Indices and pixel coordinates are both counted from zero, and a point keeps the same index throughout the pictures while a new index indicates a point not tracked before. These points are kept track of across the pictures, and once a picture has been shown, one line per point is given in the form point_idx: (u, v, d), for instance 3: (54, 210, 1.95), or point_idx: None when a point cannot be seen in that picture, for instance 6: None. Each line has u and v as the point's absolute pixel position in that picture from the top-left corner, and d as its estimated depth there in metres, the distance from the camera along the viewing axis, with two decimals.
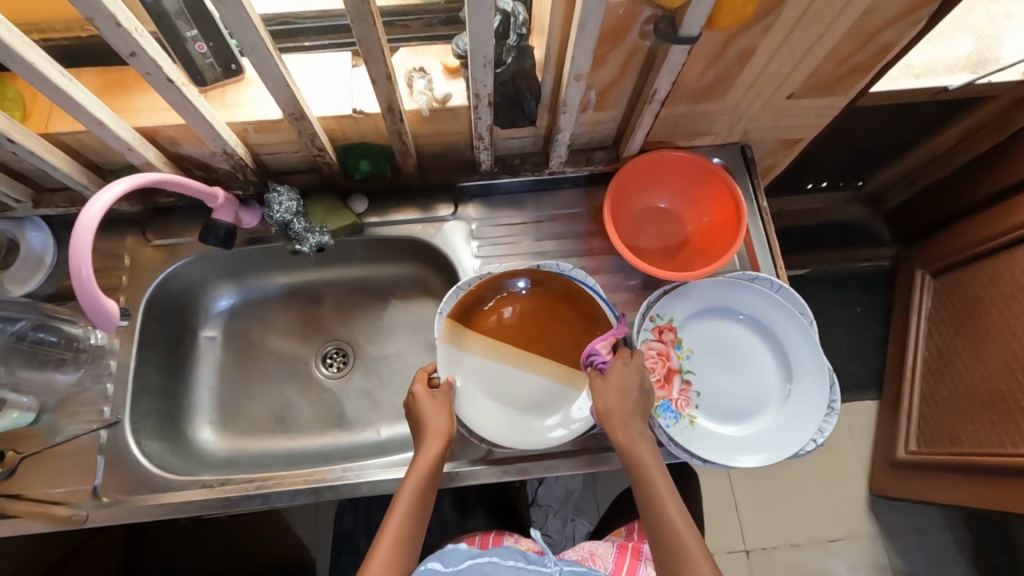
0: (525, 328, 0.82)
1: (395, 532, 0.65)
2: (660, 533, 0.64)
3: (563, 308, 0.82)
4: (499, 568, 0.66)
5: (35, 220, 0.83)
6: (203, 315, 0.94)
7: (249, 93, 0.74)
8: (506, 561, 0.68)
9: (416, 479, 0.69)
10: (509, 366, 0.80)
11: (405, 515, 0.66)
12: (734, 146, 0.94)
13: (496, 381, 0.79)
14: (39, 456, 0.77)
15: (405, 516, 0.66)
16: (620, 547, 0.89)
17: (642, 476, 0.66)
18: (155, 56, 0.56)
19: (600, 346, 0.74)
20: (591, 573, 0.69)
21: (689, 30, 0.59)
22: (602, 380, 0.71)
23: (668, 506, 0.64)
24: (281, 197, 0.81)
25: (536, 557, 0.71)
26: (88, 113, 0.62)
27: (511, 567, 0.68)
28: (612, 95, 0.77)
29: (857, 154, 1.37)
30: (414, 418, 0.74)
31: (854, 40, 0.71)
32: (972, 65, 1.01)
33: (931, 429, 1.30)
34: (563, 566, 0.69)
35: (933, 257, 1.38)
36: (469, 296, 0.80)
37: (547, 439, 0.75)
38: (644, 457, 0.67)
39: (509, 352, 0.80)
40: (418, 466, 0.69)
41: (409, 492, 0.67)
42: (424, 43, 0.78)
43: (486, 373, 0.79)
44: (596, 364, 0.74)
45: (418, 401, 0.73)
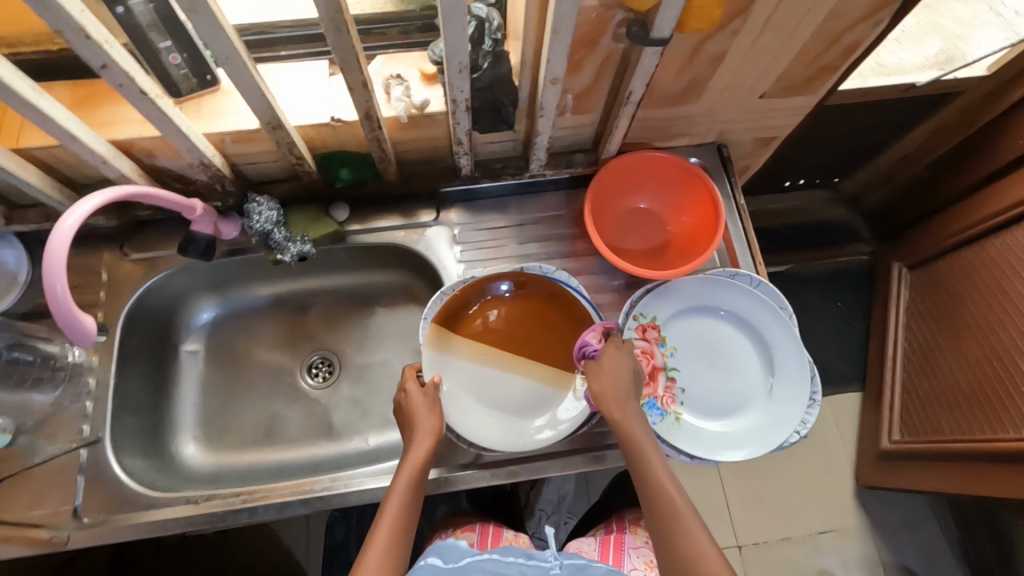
0: (512, 330, 0.82)
1: (388, 526, 0.65)
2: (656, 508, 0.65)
3: (549, 309, 0.83)
4: (499, 564, 0.69)
5: (7, 237, 0.81)
6: (184, 329, 0.93)
7: (225, 104, 0.74)
8: (506, 558, 0.71)
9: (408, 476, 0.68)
10: (496, 369, 0.80)
11: (398, 511, 0.66)
12: (711, 146, 0.96)
13: (484, 384, 0.79)
14: (16, 478, 0.75)
15: (398, 512, 0.66)
16: (603, 541, 0.92)
17: (637, 455, 0.67)
18: (126, 68, 0.55)
19: (592, 337, 0.74)
20: (590, 564, 0.71)
21: (660, 32, 0.60)
22: (595, 365, 0.71)
23: (664, 481, 0.65)
24: (260, 207, 0.80)
25: (537, 553, 0.73)
26: (60, 126, 0.61)
27: (512, 562, 0.70)
28: (589, 99, 0.78)
29: (832, 152, 1.40)
30: (403, 416, 0.73)
31: (821, 41, 0.73)
32: (942, 62, 1.04)
33: (913, 418, 1.32)
34: (563, 559, 0.71)
35: (909, 250, 1.41)
36: (454, 301, 0.80)
37: (535, 442, 0.75)
38: (639, 435, 0.68)
39: (495, 355, 0.81)
40: (411, 462, 0.69)
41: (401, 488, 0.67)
42: (401, 51, 0.78)
43: (472, 378, 0.79)
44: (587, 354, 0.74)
45: (409, 398, 0.73)
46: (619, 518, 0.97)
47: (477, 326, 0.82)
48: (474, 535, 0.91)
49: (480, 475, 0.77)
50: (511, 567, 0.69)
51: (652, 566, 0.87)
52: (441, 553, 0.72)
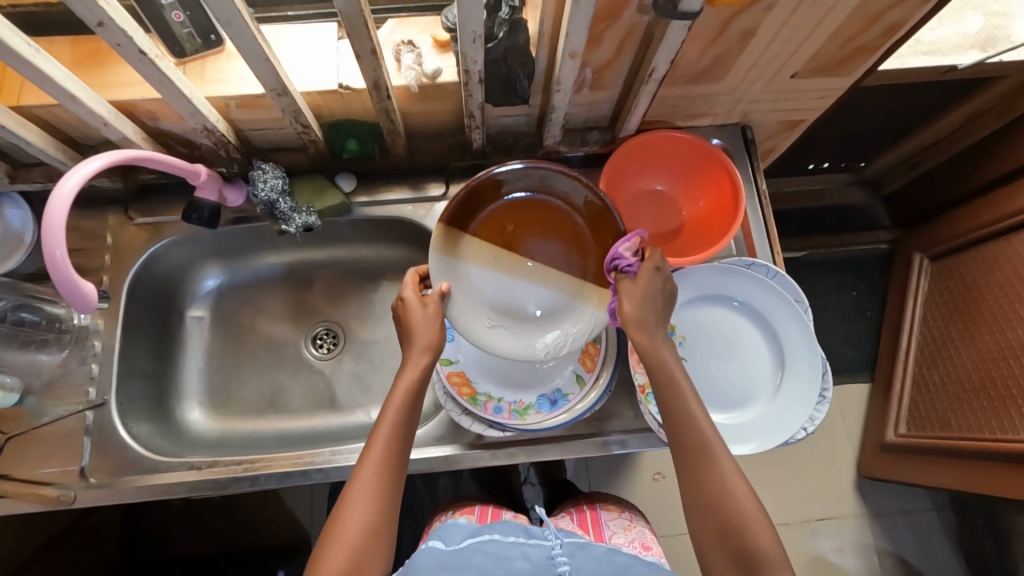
0: (524, 227, 0.75)
1: (384, 436, 0.60)
2: (682, 441, 0.62)
3: (574, 216, 0.75)
4: (500, 544, 0.70)
5: (11, 196, 0.80)
6: (190, 295, 0.93)
7: (229, 67, 0.71)
8: (508, 539, 0.71)
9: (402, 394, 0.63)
10: (509, 276, 0.74)
11: (394, 423, 0.61)
12: (734, 127, 0.91)
13: (495, 291, 0.74)
14: (24, 438, 0.76)
15: (394, 424, 0.61)
16: (579, 518, 0.91)
17: (666, 382, 0.63)
18: (124, 26, 0.53)
19: (625, 249, 0.66)
20: (588, 545, 0.72)
21: (689, 7, 0.56)
22: (629, 282, 0.64)
23: (693, 410, 0.63)
24: (265, 174, 0.78)
25: (537, 532, 0.74)
26: (58, 86, 0.59)
27: (512, 542, 0.71)
28: (608, 74, 0.74)
29: (861, 135, 1.34)
30: (402, 325, 0.68)
31: (861, 20, 0.68)
32: (982, 42, 0.97)
33: (921, 413, 1.31)
34: (563, 538, 0.72)
35: (930, 241, 1.36)
36: (465, 199, 0.71)
37: (545, 350, 0.72)
38: (670, 362, 0.64)
39: (509, 261, 0.74)
40: (408, 374, 0.64)
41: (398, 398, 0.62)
42: (414, 15, 0.74)
43: (481, 282, 0.73)
44: (620, 268, 0.66)
45: (407, 305, 0.68)
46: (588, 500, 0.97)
47: (494, 225, 0.74)
48: (474, 514, 0.87)
49: (480, 457, 0.77)
50: (514, 547, 0.69)
51: (630, 528, 0.88)
52: (444, 538, 0.72)
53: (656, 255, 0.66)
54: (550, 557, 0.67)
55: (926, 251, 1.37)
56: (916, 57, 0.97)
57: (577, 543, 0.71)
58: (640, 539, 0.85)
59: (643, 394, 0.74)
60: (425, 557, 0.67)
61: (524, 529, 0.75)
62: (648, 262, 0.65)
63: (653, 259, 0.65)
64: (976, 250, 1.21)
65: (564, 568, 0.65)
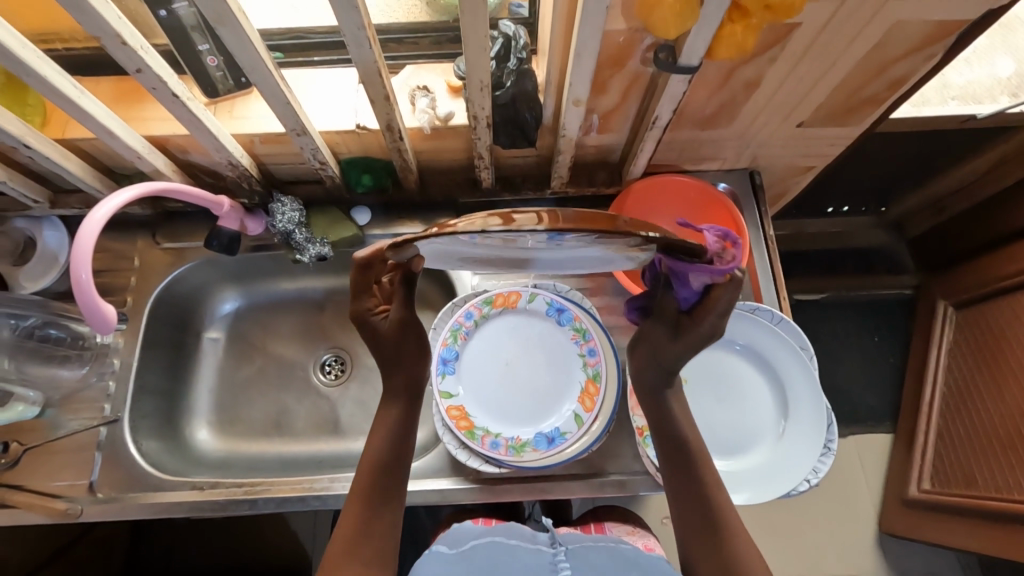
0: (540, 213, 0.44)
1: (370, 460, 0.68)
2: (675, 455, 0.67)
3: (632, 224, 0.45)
4: (501, 547, 0.67)
5: (52, 219, 0.86)
6: (207, 317, 0.97)
7: (255, 107, 0.76)
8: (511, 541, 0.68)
9: (376, 443, 0.69)
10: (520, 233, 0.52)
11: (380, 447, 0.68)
12: (742, 171, 0.92)
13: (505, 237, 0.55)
14: (40, 450, 0.79)
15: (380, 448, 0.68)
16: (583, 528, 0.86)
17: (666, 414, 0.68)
18: (159, 72, 0.57)
19: (693, 280, 0.59)
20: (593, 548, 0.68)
21: (688, 61, 0.58)
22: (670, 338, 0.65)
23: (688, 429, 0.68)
24: (284, 207, 0.83)
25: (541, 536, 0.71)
26: (98, 123, 0.64)
27: (515, 546, 0.68)
28: (615, 119, 0.76)
29: (882, 178, 1.32)
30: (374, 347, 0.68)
31: (865, 72, 0.69)
32: (1013, 85, 0.97)
33: (945, 469, 1.25)
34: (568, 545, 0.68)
35: (955, 288, 1.33)
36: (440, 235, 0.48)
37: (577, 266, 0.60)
38: (662, 388, 0.69)
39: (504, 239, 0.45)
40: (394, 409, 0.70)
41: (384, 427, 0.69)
42: (432, 61, 0.78)
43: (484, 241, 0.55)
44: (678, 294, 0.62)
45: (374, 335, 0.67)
46: (593, 515, 0.93)
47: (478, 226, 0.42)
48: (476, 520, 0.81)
49: (475, 494, 0.76)
50: (517, 550, 0.66)
51: (635, 531, 0.84)
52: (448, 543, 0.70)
53: (719, 315, 0.59)
54: (552, 562, 0.64)
55: (951, 298, 1.34)
56: (942, 102, 0.98)
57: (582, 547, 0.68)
58: (644, 542, 0.82)
59: (642, 437, 0.75)
60: (428, 567, 0.65)
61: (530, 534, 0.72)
62: (704, 326, 0.61)
63: (710, 327, 0.61)
64: (1002, 300, 1.18)
65: (567, 573, 0.62)
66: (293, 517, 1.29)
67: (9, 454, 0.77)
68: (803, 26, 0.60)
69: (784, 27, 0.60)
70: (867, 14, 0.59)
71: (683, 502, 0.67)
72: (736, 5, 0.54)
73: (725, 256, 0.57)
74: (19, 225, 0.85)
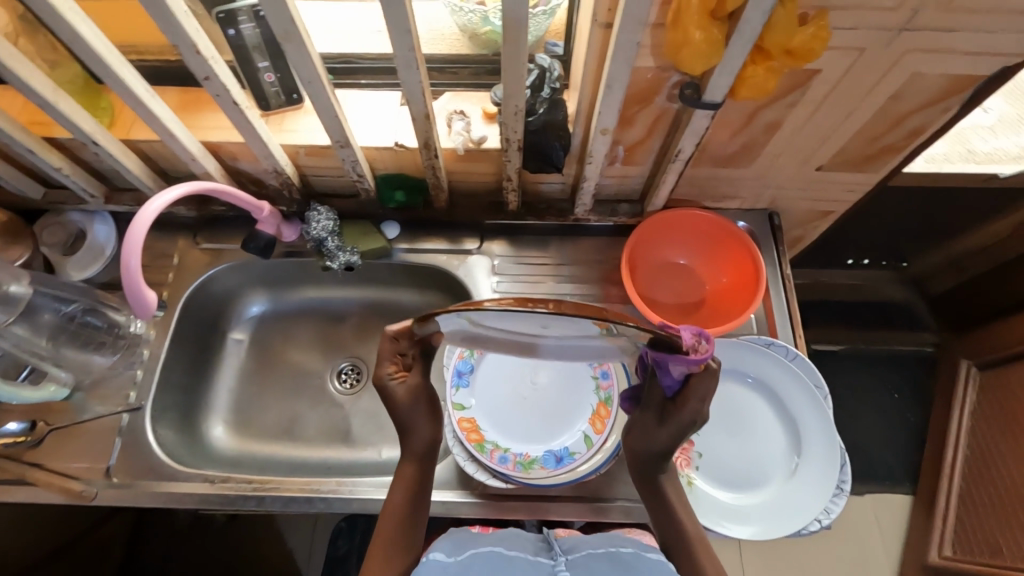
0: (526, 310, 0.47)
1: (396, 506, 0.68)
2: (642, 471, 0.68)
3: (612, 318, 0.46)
4: (502, 556, 0.62)
5: (103, 214, 0.91)
6: (234, 318, 1.00)
7: (304, 121, 0.82)
8: (511, 551, 0.64)
9: (399, 495, 0.69)
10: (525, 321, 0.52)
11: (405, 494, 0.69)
12: (761, 212, 0.94)
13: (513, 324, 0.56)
14: (64, 431, 0.82)
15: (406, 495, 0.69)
16: None
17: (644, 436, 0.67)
18: (225, 81, 0.63)
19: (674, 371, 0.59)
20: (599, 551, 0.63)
21: (712, 97, 0.62)
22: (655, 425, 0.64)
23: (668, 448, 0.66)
24: (319, 216, 0.87)
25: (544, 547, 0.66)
26: (162, 124, 0.70)
27: (516, 555, 0.63)
28: (639, 152, 0.80)
29: (903, 232, 1.32)
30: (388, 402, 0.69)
31: (883, 121, 0.72)
32: None
33: (967, 535, 1.20)
34: (570, 556, 0.63)
35: (978, 348, 1.30)
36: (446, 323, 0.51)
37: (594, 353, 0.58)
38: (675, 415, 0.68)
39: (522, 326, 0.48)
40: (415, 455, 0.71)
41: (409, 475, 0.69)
42: (469, 89, 0.84)
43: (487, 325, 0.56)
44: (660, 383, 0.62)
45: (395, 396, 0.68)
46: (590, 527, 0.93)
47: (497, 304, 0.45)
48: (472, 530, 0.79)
49: (478, 508, 0.76)
50: (518, 562, 0.62)
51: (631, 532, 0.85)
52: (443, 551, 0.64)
53: (700, 402, 0.60)
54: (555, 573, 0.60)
55: (973, 357, 1.31)
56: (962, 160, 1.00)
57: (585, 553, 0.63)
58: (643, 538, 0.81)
59: None
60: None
61: (529, 543, 0.67)
62: (687, 413, 0.61)
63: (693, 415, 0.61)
64: None
65: None
66: (293, 530, 1.29)
67: (34, 432, 0.80)
68: (823, 73, 0.64)
69: (804, 73, 0.64)
70: (885, 64, 0.62)
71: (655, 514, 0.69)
72: (759, 48, 0.58)
73: (700, 350, 0.54)
74: (74, 218, 0.91)
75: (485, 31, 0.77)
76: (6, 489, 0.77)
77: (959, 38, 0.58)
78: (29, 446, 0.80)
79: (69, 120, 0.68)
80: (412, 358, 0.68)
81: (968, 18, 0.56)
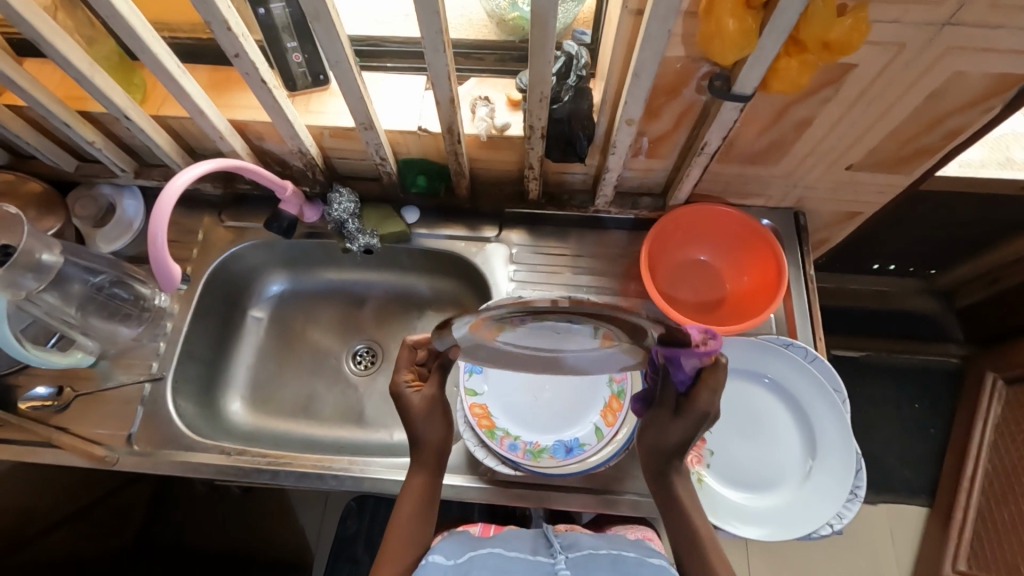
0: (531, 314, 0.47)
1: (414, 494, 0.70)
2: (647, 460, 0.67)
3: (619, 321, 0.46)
4: (501, 559, 0.65)
5: (133, 189, 0.93)
6: (255, 296, 1.02)
7: (330, 103, 0.82)
8: (510, 553, 0.66)
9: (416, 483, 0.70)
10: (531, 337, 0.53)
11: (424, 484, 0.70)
12: (787, 211, 0.92)
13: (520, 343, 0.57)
14: (90, 397, 0.84)
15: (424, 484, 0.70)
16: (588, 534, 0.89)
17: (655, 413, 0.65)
18: (254, 59, 0.64)
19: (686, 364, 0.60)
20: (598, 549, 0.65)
21: (742, 89, 0.60)
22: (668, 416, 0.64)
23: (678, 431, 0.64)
24: (341, 198, 0.87)
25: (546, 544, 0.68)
26: (193, 101, 0.71)
27: (514, 557, 0.65)
28: (664, 145, 0.79)
29: (933, 244, 1.26)
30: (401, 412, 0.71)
31: (920, 120, 0.70)
32: None
33: (985, 552, 1.18)
34: (569, 555, 0.65)
35: (1007, 362, 1.26)
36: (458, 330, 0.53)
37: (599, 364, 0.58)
38: None
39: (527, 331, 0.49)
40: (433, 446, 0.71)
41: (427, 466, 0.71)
42: (495, 76, 0.83)
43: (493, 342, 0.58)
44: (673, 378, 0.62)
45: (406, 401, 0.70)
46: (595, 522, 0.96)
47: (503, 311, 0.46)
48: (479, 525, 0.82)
49: (486, 494, 0.77)
50: (517, 562, 0.64)
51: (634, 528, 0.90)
52: (445, 551, 0.67)
53: (714, 393, 0.60)
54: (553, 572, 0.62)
55: (1001, 371, 1.27)
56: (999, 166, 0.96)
57: (585, 552, 0.65)
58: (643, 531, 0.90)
59: None
60: None
61: (534, 544, 0.69)
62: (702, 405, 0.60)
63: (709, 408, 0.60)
64: None
65: None
66: (303, 507, 1.31)
67: (62, 397, 0.83)
68: (859, 68, 0.62)
69: (840, 67, 0.62)
70: (926, 61, 0.60)
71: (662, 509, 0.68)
72: (793, 39, 0.57)
73: (709, 343, 0.56)
74: (104, 191, 0.93)
75: (513, 17, 0.77)
76: (34, 451, 0.80)
77: (1007, 36, 0.56)
78: (56, 410, 0.83)
79: (102, 94, 0.70)
80: (428, 369, 0.73)
81: (1018, 14, 0.53)
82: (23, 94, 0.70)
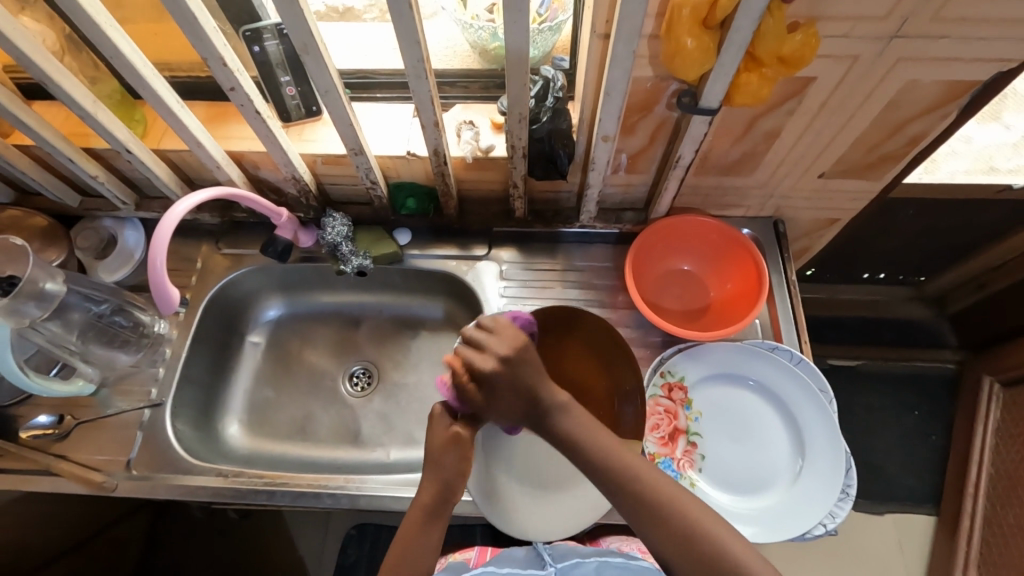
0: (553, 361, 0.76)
1: (412, 522, 0.65)
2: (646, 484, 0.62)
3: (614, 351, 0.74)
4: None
5: (134, 221, 0.97)
6: (252, 321, 1.04)
7: (323, 132, 0.86)
8: (503, 569, 0.74)
9: (417, 524, 0.65)
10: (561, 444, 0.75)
11: (418, 518, 0.65)
12: (767, 221, 0.95)
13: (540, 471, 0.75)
14: (90, 425, 0.85)
15: (418, 518, 0.65)
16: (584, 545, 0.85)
17: (509, 396, 0.63)
18: (249, 92, 0.68)
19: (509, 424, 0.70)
20: (584, 561, 0.74)
21: (708, 103, 0.64)
22: (500, 378, 0.62)
23: (532, 381, 0.63)
24: (334, 222, 0.91)
25: (536, 557, 0.76)
26: (190, 133, 0.74)
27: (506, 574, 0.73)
28: (643, 160, 0.82)
29: (917, 251, 1.28)
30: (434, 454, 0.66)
31: (883, 127, 0.73)
32: None
33: (993, 559, 1.16)
34: (559, 565, 0.74)
35: (1001, 365, 1.26)
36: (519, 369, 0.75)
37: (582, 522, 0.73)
38: None
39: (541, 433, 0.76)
40: (428, 486, 0.65)
41: (421, 498, 0.65)
42: (479, 102, 0.87)
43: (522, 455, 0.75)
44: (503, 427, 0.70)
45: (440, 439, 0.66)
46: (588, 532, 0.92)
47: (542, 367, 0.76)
48: (472, 552, 0.84)
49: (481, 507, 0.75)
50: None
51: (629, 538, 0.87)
52: None
53: (490, 360, 0.63)
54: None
55: (996, 375, 1.28)
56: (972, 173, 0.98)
57: (573, 562, 0.74)
58: (638, 546, 0.84)
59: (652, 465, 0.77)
60: None
61: (525, 552, 0.77)
62: (486, 366, 0.62)
63: (490, 364, 0.62)
64: None
65: None
66: (304, 537, 1.30)
67: (62, 425, 0.84)
68: (818, 81, 0.66)
69: (800, 80, 0.66)
70: (880, 71, 0.64)
71: (630, 504, 0.60)
72: (750, 56, 0.60)
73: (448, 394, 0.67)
74: (106, 224, 0.96)
75: (493, 46, 0.80)
76: (32, 479, 0.81)
77: (953, 45, 0.60)
78: (55, 439, 0.84)
79: (106, 131, 0.73)
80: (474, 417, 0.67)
81: (961, 25, 0.57)
82: (32, 134, 0.74)
